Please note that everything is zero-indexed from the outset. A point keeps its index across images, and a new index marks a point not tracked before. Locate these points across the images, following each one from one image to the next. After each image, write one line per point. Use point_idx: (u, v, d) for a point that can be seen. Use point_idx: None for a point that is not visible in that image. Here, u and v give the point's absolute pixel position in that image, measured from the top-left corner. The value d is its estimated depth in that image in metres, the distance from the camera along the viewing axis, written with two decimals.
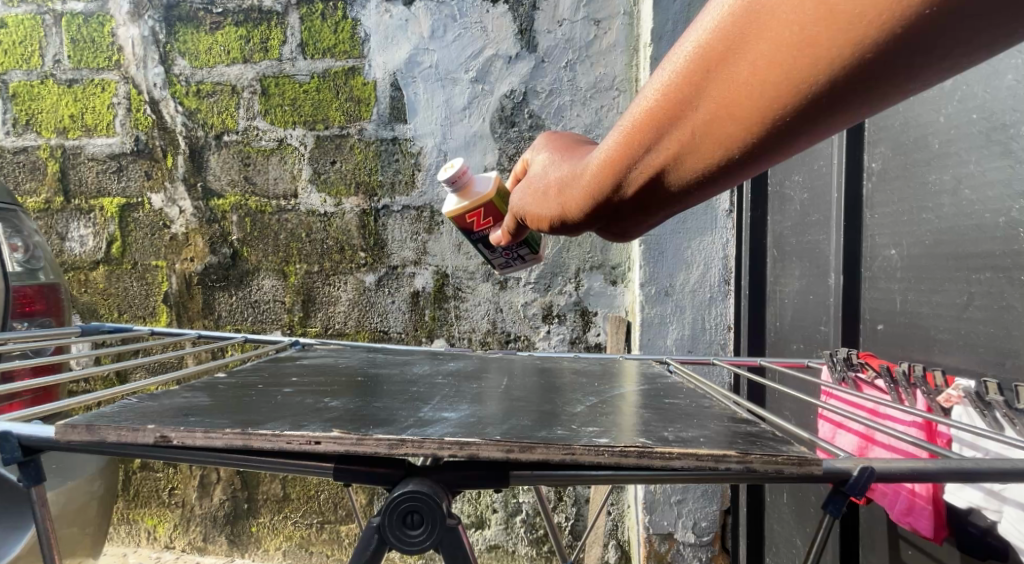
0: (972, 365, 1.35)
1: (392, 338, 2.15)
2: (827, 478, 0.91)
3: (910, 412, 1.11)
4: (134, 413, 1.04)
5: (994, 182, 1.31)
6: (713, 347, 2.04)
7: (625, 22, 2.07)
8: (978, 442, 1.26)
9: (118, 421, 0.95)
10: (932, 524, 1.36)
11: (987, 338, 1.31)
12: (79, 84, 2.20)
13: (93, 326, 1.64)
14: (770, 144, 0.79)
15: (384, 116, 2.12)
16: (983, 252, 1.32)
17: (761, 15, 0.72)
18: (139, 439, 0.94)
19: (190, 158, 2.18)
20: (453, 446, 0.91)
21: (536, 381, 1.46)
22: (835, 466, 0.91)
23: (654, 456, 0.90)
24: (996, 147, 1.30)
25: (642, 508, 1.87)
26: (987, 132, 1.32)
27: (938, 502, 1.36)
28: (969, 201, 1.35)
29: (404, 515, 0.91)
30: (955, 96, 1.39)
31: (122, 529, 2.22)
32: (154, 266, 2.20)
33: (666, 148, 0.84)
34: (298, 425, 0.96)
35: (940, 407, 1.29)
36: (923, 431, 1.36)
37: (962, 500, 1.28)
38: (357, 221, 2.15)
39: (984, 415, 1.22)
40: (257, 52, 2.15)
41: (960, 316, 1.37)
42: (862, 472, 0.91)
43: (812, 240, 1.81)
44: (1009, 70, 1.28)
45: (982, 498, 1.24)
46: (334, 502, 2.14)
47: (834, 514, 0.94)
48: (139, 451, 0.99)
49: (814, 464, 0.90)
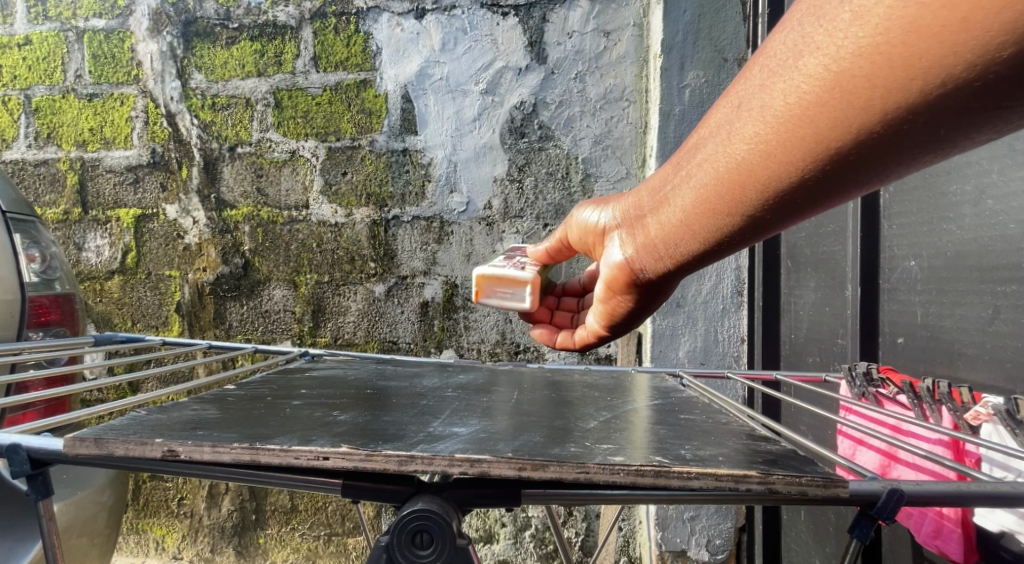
0: (999, 381, 1.31)
1: (401, 348, 2.14)
2: (856, 500, 0.88)
3: (935, 430, 1.08)
4: (144, 426, 1.04)
5: (1017, 193, 1.28)
6: (727, 360, 1.98)
7: (635, 33, 2.07)
8: (1010, 463, 1.24)
9: (126, 435, 0.95)
10: (962, 548, 1.32)
11: (1014, 353, 1.27)
12: (99, 98, 2.25)
13: (106, 336, 1.66)
14: (826, 178, 0.81)
15: (395, 127, 2.14)
16: (1008, 264, 1.29)
17: (815, 39, 0.75)
18: (146, 453, 0.94)
19: (204, 170, 2.21)
20: (464, 462, 0.89)
21: (546, 395, 1.44)
22: (863, 487, 0.88)
23: (672, 475, 0.87)
24: (1019, 157, 1.27)
25: (654, 525, 1.83)
26: (1011, 142, 1.29)
27: (968, 524, 1.32)
28: (992, 211, 1.33)
29: (412, 535, 0.89)
30: None
31: (131, 539, 2.22)
32: (167, 277, 2.22)
33: (726, 170, 0.89)
34: (306, 440, 0.96)
35: (968, 424, 1.24)
36: (950, 449, 1.33)
37: (993, 523, 1.27)
38: (366, 231, 2.16)
39: (1016, 433, 1.18)
40: (271, 65, 2.19)
41: (985, 330, 1.33)
42: (890, 496, 0.88)
43: (828, 250, 1.78)
44: None
45: (1015, 522, 1.23)
46: (341, 514, 2.14)
47: (861, 540, 0.90)
48: (147, 464, 0.99)
49: (840, 486, 0.87)
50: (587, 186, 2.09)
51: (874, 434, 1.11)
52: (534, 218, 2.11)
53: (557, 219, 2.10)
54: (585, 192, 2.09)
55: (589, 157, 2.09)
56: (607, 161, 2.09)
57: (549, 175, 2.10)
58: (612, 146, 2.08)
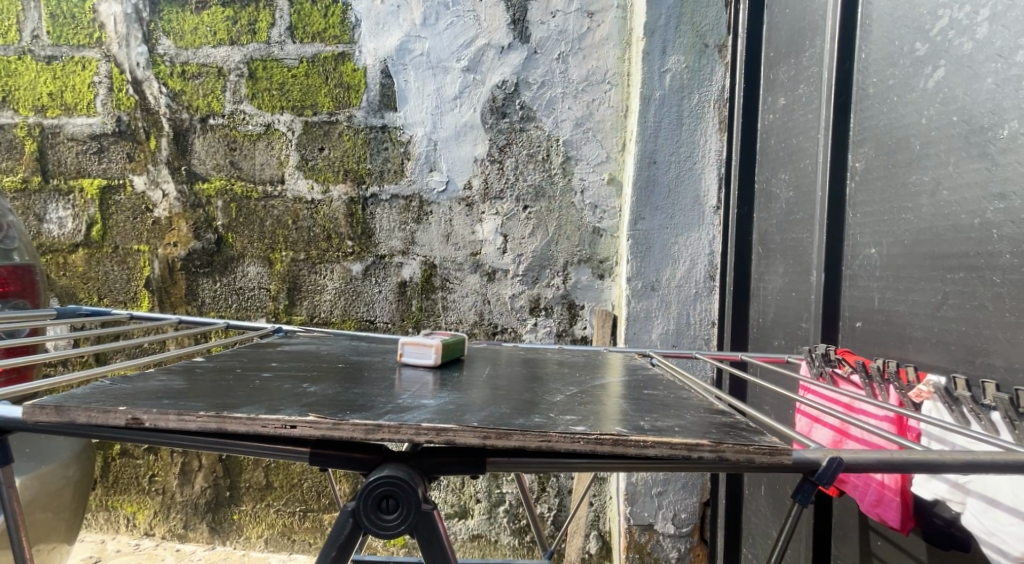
0: (944, 362, 1.37)
1: (379, 328, 2.13)
2: (798, 468, 0.97)
3: (883, 407, 1.16)
4: (106, 395, 1.06)
5: (971, 184, 1.33)
6: (698, 342, 2.03)
7: (619, 14, 2.06)
8: (947, 437, 1.29)
9: (88, 403, 1.01)
10: (900, 516, 1.38)
11: (958, 336, 1.34)
12: (58, 60, 2.16)
13: (69, 309, 1.61)
14: None
15: (374, 103, 2.11)
16: (958, 253, 1.35)
17: None
18: (109, 420, 0.99)
19: (173, 141, 2.15)
20: (431, 431, 0.96)
21: (520, 372, 1.47)
22: (805, 456, 0.97)
23: (629, 443, 0.95)
24: (974, 150, 1.32)
25: (624, 500, 1.90)
26: (967, 135, 1.34)
27: (907, 494, 1.38)
28: (947, 202, 1.38)
29: (378, 501, 0.95)
30: (936, 99, 1.41)
31: (100, 515, 2.21)
32: (136, 251, 2.17)
33: None
34: (274, 408, 1.01)
35: (911, 402, 1.33)
36: (894, 424, 1.40)
37: (928, 491, 1.31)
38: (344, 209, 2.13)
39: (951, 410, 1.26)
40: (245, 34, 2.13)
41: (934, 315, 1.39)
42: (831, 463, 0.96)
43: (796, 237, 1.79)
44: (989, 74, 1.30)
45: (949, 491, 1.27)
46: (317, 491, 2.13)
47: (804, 504, 0.99)
48: (108, 433, 1.04)
49: (785, 454, 0.95)
50: (567, 168, 2.09)
51: (831, 413, 1.18)
52: (514, 199, 2.10)
53: (537, 201, 2.10)
54: (565, 174, 2.09)
55: (570, 139, 2.08)
56: (588, 144, 2.09)
57: (530, 156, 2.09)
58: (593, 129, 2.08)
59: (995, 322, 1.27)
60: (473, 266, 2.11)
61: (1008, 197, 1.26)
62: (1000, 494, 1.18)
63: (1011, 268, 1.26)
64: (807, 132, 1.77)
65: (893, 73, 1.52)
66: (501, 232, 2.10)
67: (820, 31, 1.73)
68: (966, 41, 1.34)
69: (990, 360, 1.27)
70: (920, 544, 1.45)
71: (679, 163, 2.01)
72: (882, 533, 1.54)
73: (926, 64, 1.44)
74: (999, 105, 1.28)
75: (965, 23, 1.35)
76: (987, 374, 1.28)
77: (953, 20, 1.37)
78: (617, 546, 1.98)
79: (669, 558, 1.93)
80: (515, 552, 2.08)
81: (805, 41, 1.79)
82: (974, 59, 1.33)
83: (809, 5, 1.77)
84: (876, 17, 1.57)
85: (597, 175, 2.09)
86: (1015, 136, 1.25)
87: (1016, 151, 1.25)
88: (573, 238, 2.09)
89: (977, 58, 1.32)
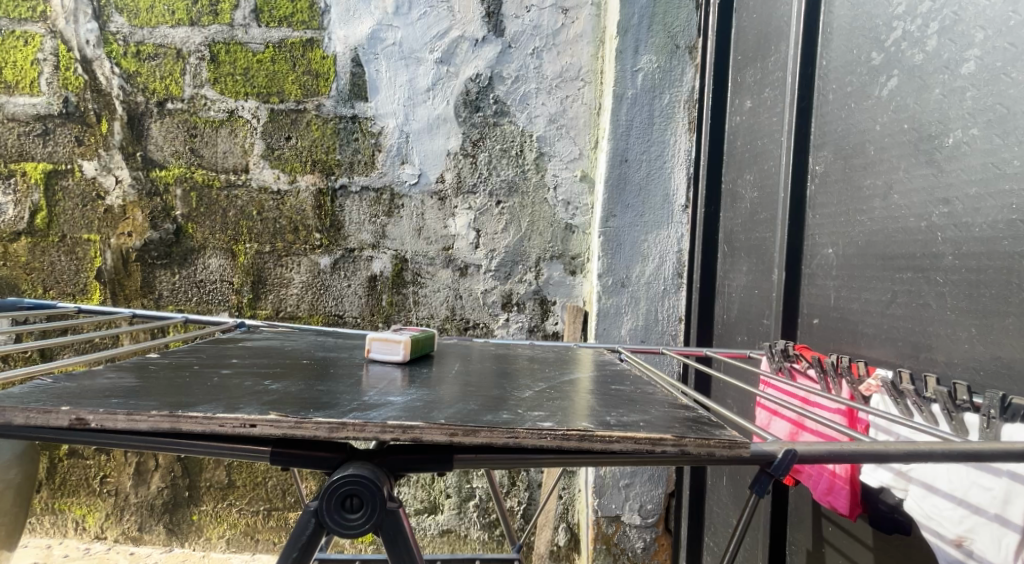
0: (892, 358, 1.42)
1: (347, 322, 2.09)
2: (755, 460, 0.96)
3: (836, 400, 1.17)
4: (48, 394, 1.00)
5: (919, 189, 1.39)
6: (665, 337, 2.07)
7: (592, 12, 2.11)
8: (893, 427, 1.35)
9: (28, 403, 0.95)
10: (849, 503, 1.42)
11: (905, 333, 1.39)
12: None
13: (10, 301, 1.47)
14: None
15: (344, 92, 2.08)
16: (907, 254, 1.40)
17: None
18: (51, 421, 0.94)
19: (127, 125, 2.07)
20: (397, 429, 0.94)
21: (493, 367, 1.46)
22: (762, 449, 0.95)
23: (594, 439, 0.94)
24: (923, 157, 1.38)
25: (592, 492, 1.96)
26: (916, 142, 1.40)
27: (856, 482, 1.42)
28: (897, 205, 1.43)
29: (342, 500, 0.92)
30: (890, 106, 1.47)
31: (47, 519, 2.12)
32: (85, 240, 2.08)
33: None
34: (233, 407, 0.98)
35: (861, 395, 1.38)
36: (846, 416, 1.46)
37: (875, 479, 1.34)
38: (312, 200, 2.09)
39: (898, 402, 1.31)
40: (207, 15, 2.07)
41: (884, 312, 1.45)
42: (787, 455, 0.95)
43: (760, 236, 1.85)
44: (937, 85, 1.36)
45: (892, 478, 1.30)
46: (282, 489, 2.09)
47: (760, 494, 0.98)
48: (49, 434, 0.97)
49: (743, 447, 0.95)
50: (541, 163, 2.11)
51: (789, 404, 1.16)
52: (487, 194, 2.10)
53: (510, 196, 2.10)
54: (538, 170, 2.11)
55: (543, 135, 2.10)
56: (561, 140, 2.11)
57: (503, 151, 2.10)
58: (566, 125, 2.11)
59: (939, 320, 1.33)
60: (444, 260, 2.10)
61: (951, 202, 1.32)
62: (939, 481, 1.21)
63: (953, 268, 1.31)
64: (772, 135, 1.83)
65: (851, 81, 1.58)
66: (473, 226, 2.10)
67: (785, 37, 1.79)
68: (917, 53, 1.40)
69: (934, 355, 1.33)
70: (866, 529, 1.52)
71: (650, 161, 2.06)
72: (833, 519, 1.62)
73: (881, 73, 1.50)
74: (946, 113, 1.34)
75: (916, 34, 1.41)
76: (929, 369, 1.34)
77: (906, 31, 1.44)
78: (585, 537, 2.03)
79: (635, 548, 2.00)
80: (485, 545, 2.10)
81: (772, 46, 1.84)
82: (924, 70, 1.38)
83: (775, 11, 1.83)
84: (837, 26, 1.63)
85: (569, 172, 2.12)
86: (959, 144, 1.31)
87: (959, 159, 1.31)
88: (546, 234, 2.10)
89: (926, 68, 1.38)
